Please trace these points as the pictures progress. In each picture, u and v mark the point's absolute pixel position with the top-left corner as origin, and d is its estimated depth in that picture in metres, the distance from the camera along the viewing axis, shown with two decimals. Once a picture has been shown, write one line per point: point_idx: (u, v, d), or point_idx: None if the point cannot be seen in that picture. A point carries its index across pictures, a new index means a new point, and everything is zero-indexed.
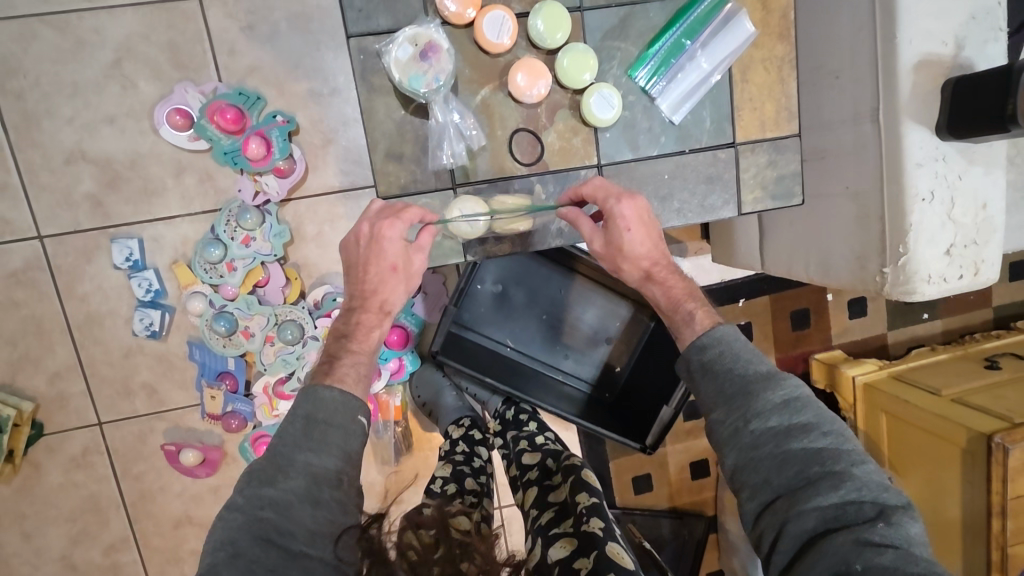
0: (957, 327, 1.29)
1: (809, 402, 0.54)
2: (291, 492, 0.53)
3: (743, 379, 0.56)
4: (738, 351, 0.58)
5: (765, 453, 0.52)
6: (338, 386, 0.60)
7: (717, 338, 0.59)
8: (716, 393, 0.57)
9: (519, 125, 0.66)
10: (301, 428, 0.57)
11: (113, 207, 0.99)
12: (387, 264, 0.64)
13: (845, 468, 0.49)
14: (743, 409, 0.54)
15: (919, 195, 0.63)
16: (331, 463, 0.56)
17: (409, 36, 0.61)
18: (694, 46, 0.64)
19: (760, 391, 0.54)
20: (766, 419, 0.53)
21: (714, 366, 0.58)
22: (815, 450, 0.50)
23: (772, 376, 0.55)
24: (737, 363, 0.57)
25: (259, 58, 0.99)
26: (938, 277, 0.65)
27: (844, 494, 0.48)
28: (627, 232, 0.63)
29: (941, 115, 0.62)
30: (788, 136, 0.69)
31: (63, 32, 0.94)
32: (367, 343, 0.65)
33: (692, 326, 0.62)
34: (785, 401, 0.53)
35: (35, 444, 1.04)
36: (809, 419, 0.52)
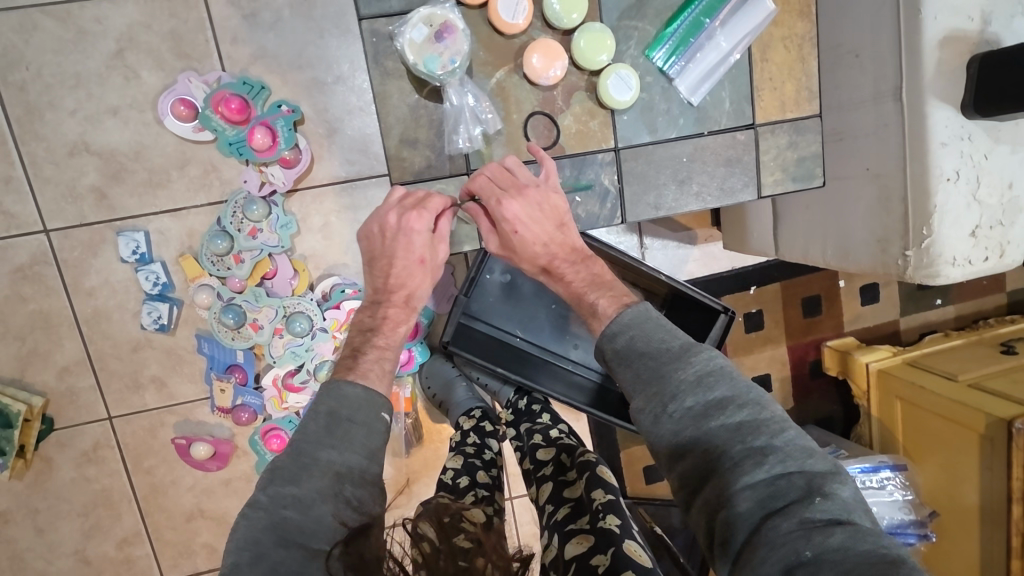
0: (970, 312, 1.28)
1: (722, 374, 0.52)
2: (316, 491, 0.51)
3: (659, 360, 0.55)
4: (653, 330, 0.57)
5: (688, 436, 0.50)
6: (361, 382, 0.59)
7: (625, 324, 0.58)
8: (633, 380, 0.55)
9: (535, 108, 0.64)
10: (323, 426, 0.56)
11: (118, 199, 0.98)
12: (415, 258, 0.63)
13: (767, 442, 0.48)
14: (659, 394, 0.53)
15: (944, 175, 0.61)
16: (355, 461, 0.55)
17: (423, 16, 0.59)
18: (713, 24, 0.63)
19: (674, 370, 0.53)
20: (683, 402, 0.51)
21: (630, 350, 0.57)
22: (735, 426, 0.49)
23: (685, 353, 0.54)
24: (649, 344, 0.56)
25: (263, 47, 0.97)
26: (962, 259, 0.64)
27: (770, 470, 0.46)
28: (515, 234, 0.62)
29: (968, 94, 0.60)
30: (808, 116, 0.67)
31: (64, 22, 0.93)
32: (393, 337, 0.64)
33: (597, 316, 0.61)
34: (698, 378, 0.52)
35: (46, 439, 1.04)
36: (724, 393, 0.51)
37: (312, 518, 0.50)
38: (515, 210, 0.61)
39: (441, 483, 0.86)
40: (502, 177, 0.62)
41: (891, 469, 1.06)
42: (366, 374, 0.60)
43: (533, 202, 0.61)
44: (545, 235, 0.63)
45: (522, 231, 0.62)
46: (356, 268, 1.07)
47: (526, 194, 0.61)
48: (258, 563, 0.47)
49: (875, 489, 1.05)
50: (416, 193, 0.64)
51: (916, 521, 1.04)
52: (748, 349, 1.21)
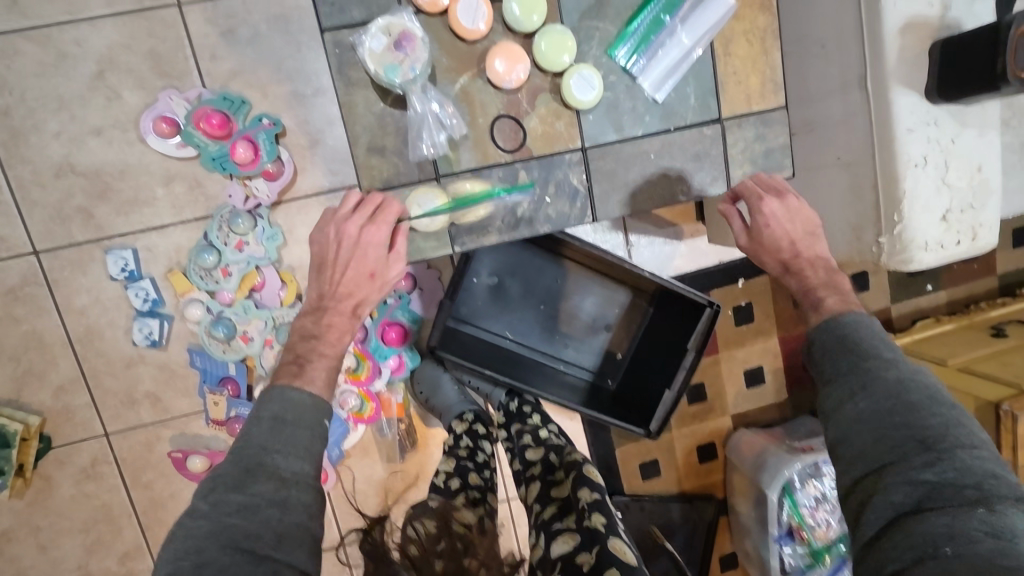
0: (962, 297, 1.27)
1: (921, 386, 0.55)
2: (260, 497, 0.54)
3: (863, 356, 0.59)
4: (863, 337, 0.60)
5: (866, 425, 0.54)
6: (307, 389, 0.62)
7: (845, 324, 0.62)
8: (833, 372, 0.60)
9: (500, 112, 0.65)
10: (267, 429, 0.58)
11: (105, 218, 0.99)
12: (366, 270, 0.66)
13: (950, 451, 0.50)
14: (855, 384, 0.57)
15: (912, 160, 0.62)
16: (301, 467, 0.57)
17: (381, 27, 0.60)
18: (674, 21, 0.64)
19: (878, 368, 0.57)
20: (872, 394, 0.56)
21: (845, 344, 0.60)
22: (922, 429, 0.52)
23: (893, 361, 0.57)
24: (870, 347, 0.59)
25: (241, 62, 0.98)
26: (935, 244, 0.64)
27: (941, 473, 0.50)
28: (768, 227, 0.66)
29: (930, 79, 0.60)
30: (775, 108, 0.67)
31: (45, 46, 0.94)
32: (335, 347, 0.66)
33: (819, 312, 0.64)
34: (900, 380, 0.56)
35: (44, 457, 1.05)
36: (920, 400, 0.54)
37: (258, 521, 0.53)
38: (778, 225, 0.66)
39: (432, 486, 0.88)
40: (766, 183, 0.67)
41: None
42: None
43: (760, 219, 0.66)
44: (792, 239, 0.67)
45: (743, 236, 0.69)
46: None
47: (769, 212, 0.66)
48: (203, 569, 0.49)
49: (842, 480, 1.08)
50: (373, 197, 0.65)
51: None
52: (739, 343, 1.22)
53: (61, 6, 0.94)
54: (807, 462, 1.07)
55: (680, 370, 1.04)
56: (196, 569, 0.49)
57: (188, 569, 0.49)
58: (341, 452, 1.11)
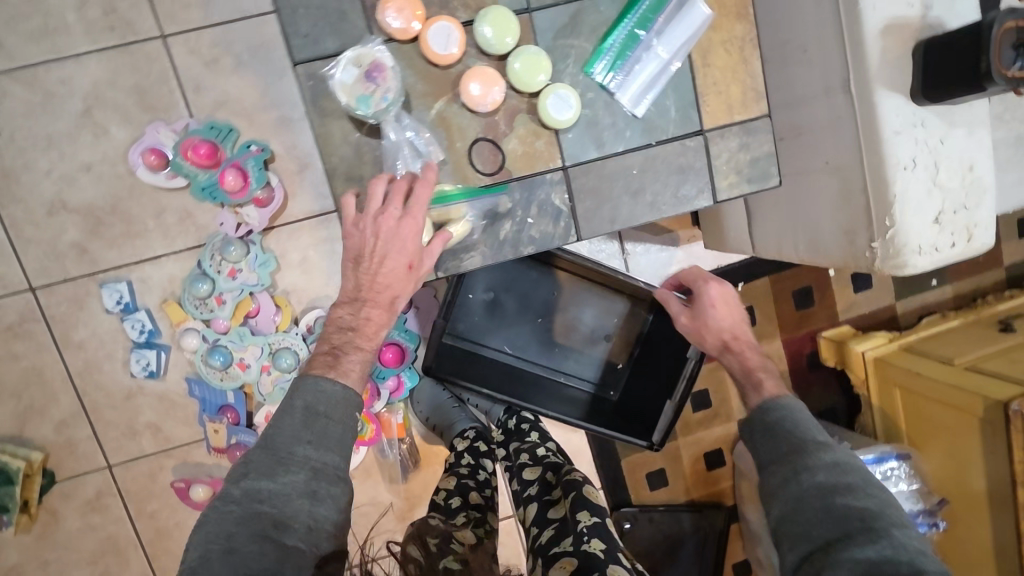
0: (968, 290, 1.25)
1: (856, 469, 0.60)
2: (292, 487, 0.55)
3: (797, 441, 0.64)
4: (794, 419, 0.66)
5: (809, 508, 0.58)
6: (341, 380, 0.61)
7: (780, 404, 0.69)
8: (773, 453, 0.65)
9: (478, 135, 0.64)
10: (300, 420, 0.58)
11: (99, 252, 1.00)
12: (403, 262, 0.61)
13: (887, 529, 0.53)
14: (795, 463, 0.62)
15: (901, 163, 0.60)
16: (332, 459, 0.58)
17: (352, 58, 0.60)
18: (649, 35, 0.63)
19: (812, 450, 0.62)
20: (813, 473, 0.60)
21: (774, 427, 0.67)
22: (857, 507, 0.56)
23: (825, 443, 0.63)
24: (801, 429, 0.65)
25: (227, 92, 0.99)
26: (929, 246, 0.63)
27: (880, 550, 0.52)
28: (711, 307, 0.81)
29: (915, 80, 0.59)
30: (757, 117, 0.66)
31: (32, 86, 0.95)
32: (374, 340, 0.63)
33: (760, 391, 0.72)
34: (834, 461, 0.60)
35: (49, 492, 1.05)
36: (855, 481, 0.58)
37: (287, 510, 0.54)
38: (717, 311, 0.81)
39: (432, 503, 0.87)
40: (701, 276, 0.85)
41: (896, 459, 1.03)
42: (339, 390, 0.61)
43: (705, 304, 0.82)
44: (728, 320, 0.80)
45: (689, 320, 0.83)
46: None
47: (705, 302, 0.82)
48: (229, 556, 0.51)
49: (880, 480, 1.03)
50: (402, 185, 0.60)
51: (925, 510, 1.02)
52: None
53: (46, 46, 0.95)
54: None
55: (680, 380, 1.02)
56: (227, 552, 0.51)
57: (218, 552, 0.51)
58: None
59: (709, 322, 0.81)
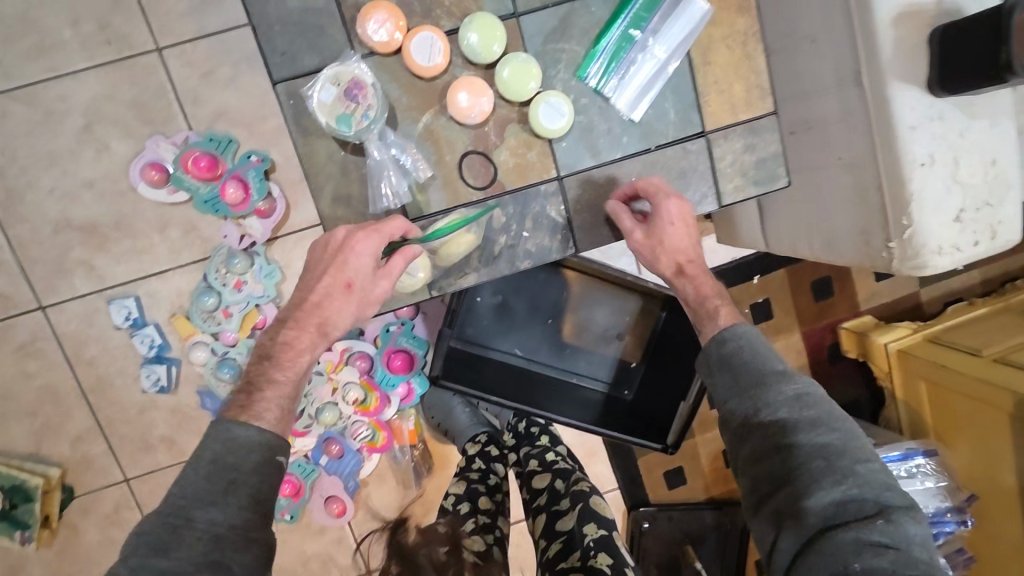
0: (996, 276, 1.20)
1: (819, 399, 0.55)
2: (187, 560, 0.48)
3: (756, 373, 0.57)
4: (754, 349, 0.59)
5: (771, 449, 0.53)
6: (255, 424, 0.56)
7: (736, 335, 0.60)
8: (731, 386, 0.58)
9: (468, 147, 0.63)
10: (204, 477, 0.52)
11: (105, 269, 1.00)
12: (343, 280, 0.60)
13: (852, 467, 0.51)
14: (756, 397, 0.56)
15: (918, 160, 0.57)
16: (237, 520, 0.51)
17: (330, 76, 0.59)
18: (645, 35, 0.61)
19: (773, 382, 0.56)
20: (775, 409, 0.54)
21: (732, 358, 0.59)
22: (823, 444, 0.52)
23: (787, 373, 0.57)
24: (758, 357, 0.58)
25: (224, 102, 0.98)
26: (949, 246, 0.59)
27: (846, 491, 0.49)
28: (669, 227, 0.62)
29: (931, 70, 0.55)
30: (763, 115, 0.63)
31: (31, 105, 0.95)
32: (292, 369, 0.60)
33: (715, 320, 0.62)
34: (796, 395, 0.55)
35: (69, 506, 1.07)
36: (820, 415, 0.54)
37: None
38: (674, 230, 0.62)
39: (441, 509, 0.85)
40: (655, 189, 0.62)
41: (923, 455, 1.00)
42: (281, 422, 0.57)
43: (661, 222, 0.62)
44: (683, 238, 0.63)
45: (643, 239, 0.63)
46: None
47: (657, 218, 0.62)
48: None
49: (906, 477, 0.99)
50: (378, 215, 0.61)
51: (953, 507, 0.99)
52: None
53: (43, 63, 0.94)
54: None
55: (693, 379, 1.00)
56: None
57: None
58: (356, 481, 1.10)
59: (663, 242, 0.63)
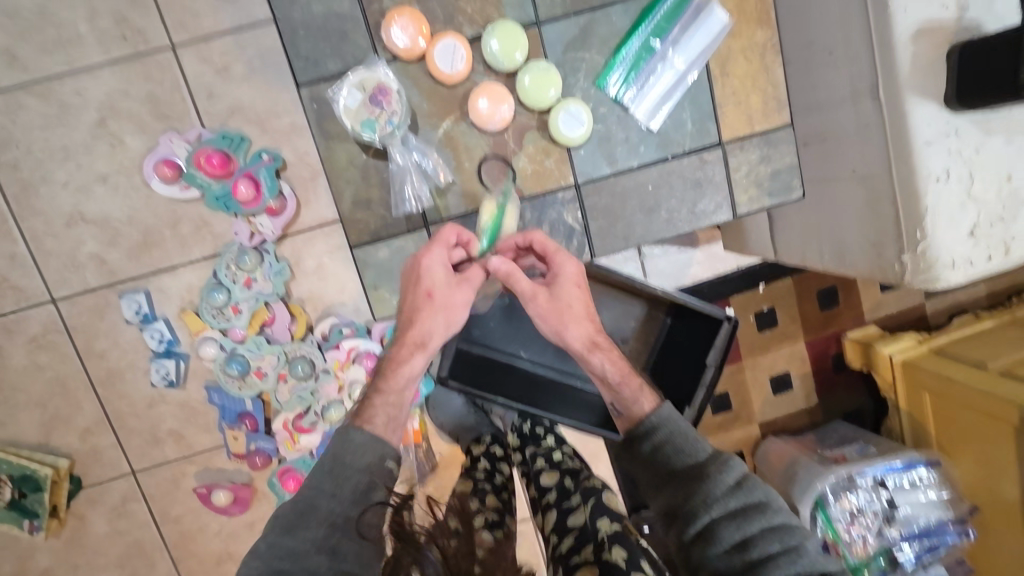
0: (1002, 288, 1.20)
1: (754, 480, 0.56)
2: (310, 542, 0.53)
3: (690, 465, 0.58)
4: (678, 436, 0.60)
5: (723, 542, 0.53)
6: (368, 428, 0.60)
7: (663, 419, 0.61)
8: (664, 478, 0.58)
9: (487, 153, 0.64)
10: (326, 470, 0.57)
11: (117, 263, 1.01)
12: (421, 290, 0.61)
13: (799, 543, 0.52)
14: (696, 489, 0.56)
15: (933, 175, 0.57)
16: (352, 511, 0.55)
17: (355, 81, 0.60)
18: (665, 46, 0.61)
19: (713, 472, 0.56)
20: (716, 497, 0.55)
21: (661, 449, 0.60)
22: (772, 526, 0.53)
23: (723, 457, 0.57)
24: (687, 445, 0.59)
25: (238, 99, 0.98)
26: (962, 261, 0.59)
27: (800, 568, 0.51)
28: (575, 292, 0.63)
29: (948, 85, 0.55)
30: (779, 126, 0.64)
31: (47, 98, 0.95)
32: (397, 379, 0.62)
33: (640, 403, 0.63)
34: (737, 482, 0.55)
35: (76, 497, 1.08)
36: (761, 497, 0.55)
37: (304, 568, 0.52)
38: (578, 292, 0.63)
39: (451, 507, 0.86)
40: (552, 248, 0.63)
41: (926, 467, 1.01)
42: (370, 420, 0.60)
43: (565, 286, 0.62)
44: (584, 306, 0.63)
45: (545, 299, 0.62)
46: (354, 305, 1.07)
47: (560, 281, 0.63)
48: None
49: (908, 488, 1.00)
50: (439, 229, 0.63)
51: (955, 519, 1.01)
52: (764, 349, 1.17)
53: (60, 57, 0.95)
54: (840, 474, 0.99)
55: (700, 388, 0.94)
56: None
57: None
58: None
59: (569, 306, 0.62)
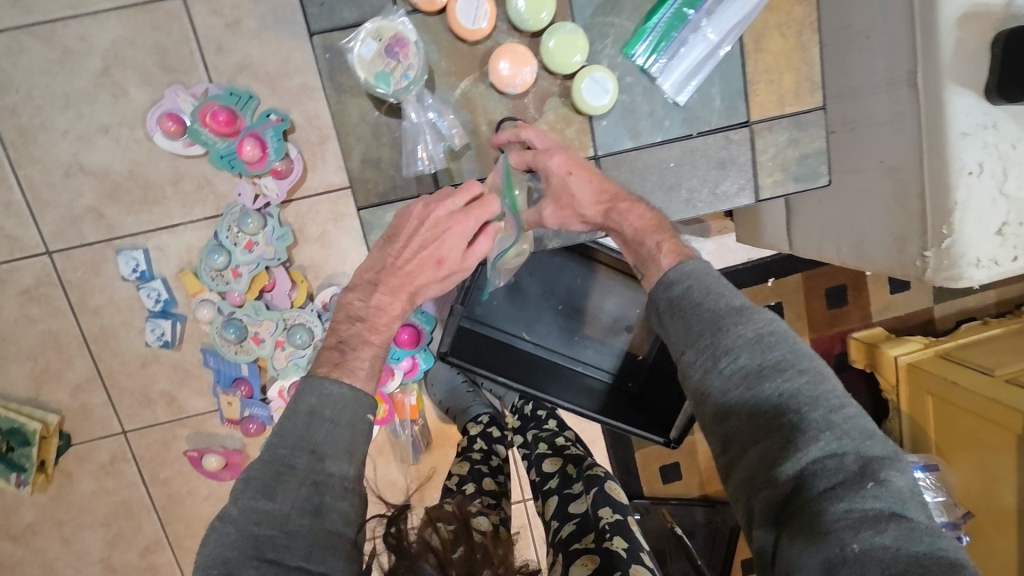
0: (1012, 297, 1.18)
1: (783, 337, 0.50)
2: (289, 504, 0.51)
3: (709, 318, 0.52)
4: (697, 289, 0.54)
5: (739, 406, 0.49)
6: (348, 381, 0.58)
7: (684, 274, 0.56)
8: (684, 335, 0.54)
9: (505, 116, 0.62)
10: (303, 425, 0.55)
11: (115, 218, 0.98)
12: (434, 255, 0.60)
13: (828, 417, 0.46)
14: (713, 346, 0.51)
15: (966, 168, 0.55)
16: (335, 468, 0.53)
17: (372, 31, 0.57)
18: (698, 15, 0.59)
19: (730, 328, 0.51)
20: (733, 357, 0.50)
21: (678, 304, 0.55)
22: (792, 392, 0.48)
23: (745, 310, 0.52)
24: (708, 298, 0.53)
25: (248, 55, 0.95)
26: (988, 259, 0.57)
27: (824, 446, 0.45)
28: (567, 180, 0.60)
29: (991, 77, 0.53)
30: (810, 109, 0.62)
31: (50, 43, 0.92)
32: (384, 329, 0.62)
33: (658, 261, 0.58)
34: (758, 337, 0.50)
35: (65, 453, 1.07)
36: (785, 356, 0.49)
37: (285, 532, 0.49)
38: (574, 180, 0.60)
39: (445, 487, 0.85)
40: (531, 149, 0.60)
41: (924, 470, 1.00)
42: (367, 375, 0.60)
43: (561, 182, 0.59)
44: (589, 187, 0.60)
45: (552, 205, 0.63)
46: None
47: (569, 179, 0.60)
48: None
49: None
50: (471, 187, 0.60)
51: (950, 523, 0.97)
52: None
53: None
54: None
55: None
56: None
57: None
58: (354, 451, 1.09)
59: (574, 198, 0.61)
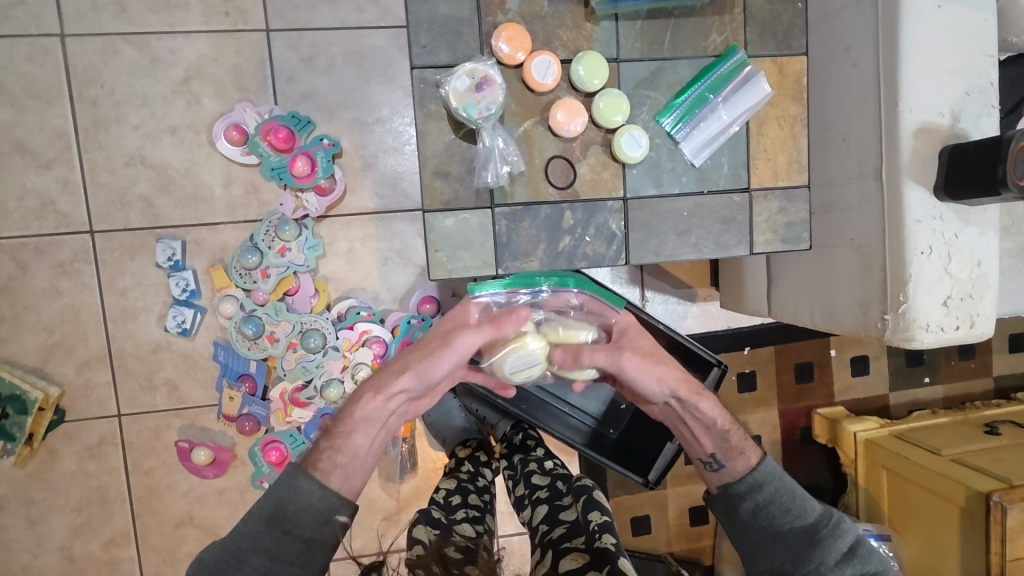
0: (959, 394, 1.31)
1: (867, 548, 0.67)
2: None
3: (801, 526, 0.67)
4: (783, 494, 0.69)
5: None
6: (318, 476, 0.64)
7: (771, 482, 0.69)
8: (780, 545, 0.68)
9: (555, 154, 0.73)
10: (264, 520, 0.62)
11: (163, 209, 1.06)
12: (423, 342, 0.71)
13: None
14: (816, 560, 0.66)
15: (918, 248, 0.68)
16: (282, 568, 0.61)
17: (466, 70, 0.69)
18: (717, 100, 0.73)
19: (826, 539, 0.67)
20: (834, 568, 0.65)
21: (767, 506, 0.69)
22: None
23: (831, 523, 0.68)
24: (796, 509, 0.68)
25: (314, 87, 1.08)
26: (935, 325, 0.69)
27: None
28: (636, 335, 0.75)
29: (939, 177, 0.67)
30: (799, 185, 0.76)
31: (142, 50, 1.04)
32: (351, 421, 0.66)
33: (744, 458, 0.71)
34: (851, 550, 0.66)
35: (55, 430, 1.07)
36: (873, 567, 0.66)
37: None
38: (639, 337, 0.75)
39: (432, 499, 0.89)
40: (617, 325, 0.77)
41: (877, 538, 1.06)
42: (321, 473, 0.64)
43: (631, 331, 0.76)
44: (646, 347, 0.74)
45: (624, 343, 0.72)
46: (374, 291, 1.12)
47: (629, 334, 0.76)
48: None
49: None
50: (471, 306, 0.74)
51: None
52: (741, 411, 1.24)
53: (164, 17, 1.04)
54: None
55: None
56: None
57: None
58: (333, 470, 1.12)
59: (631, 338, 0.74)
